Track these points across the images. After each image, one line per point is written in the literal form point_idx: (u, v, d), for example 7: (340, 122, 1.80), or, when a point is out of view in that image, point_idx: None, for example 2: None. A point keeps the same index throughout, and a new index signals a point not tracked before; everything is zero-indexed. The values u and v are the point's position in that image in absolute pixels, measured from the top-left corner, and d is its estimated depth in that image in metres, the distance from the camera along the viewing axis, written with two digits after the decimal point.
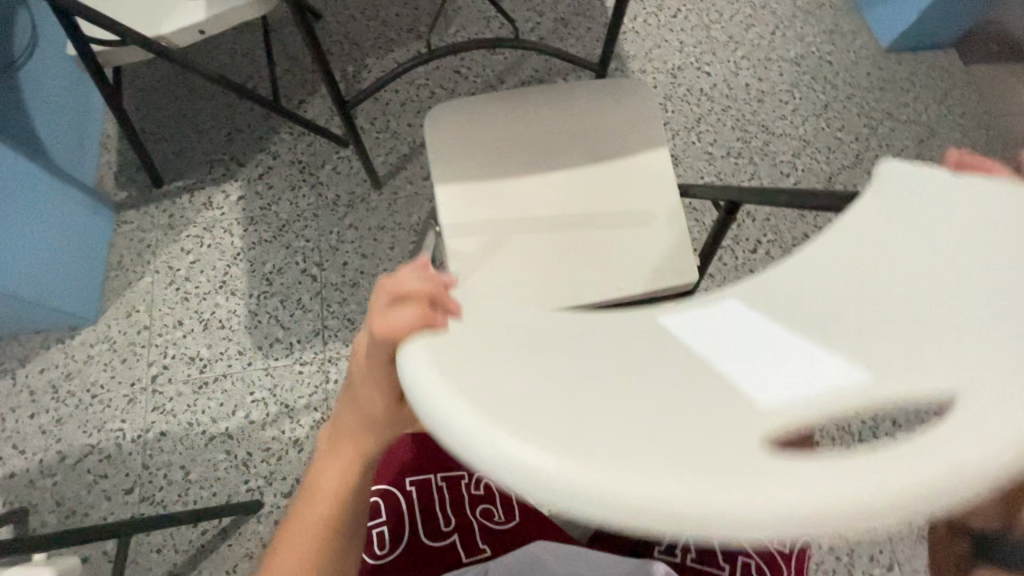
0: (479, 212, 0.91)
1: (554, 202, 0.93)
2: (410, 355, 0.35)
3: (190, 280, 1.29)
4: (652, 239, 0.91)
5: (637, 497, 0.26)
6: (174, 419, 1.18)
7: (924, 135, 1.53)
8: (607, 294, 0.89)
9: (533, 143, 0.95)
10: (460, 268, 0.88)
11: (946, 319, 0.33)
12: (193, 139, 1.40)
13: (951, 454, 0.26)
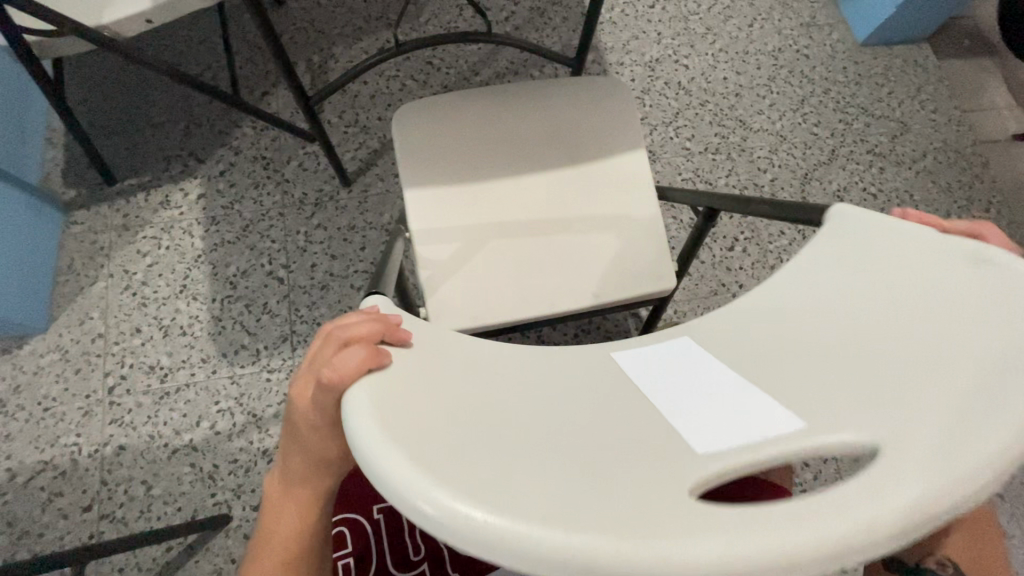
0: (450, 217, 0.87)
1: (530, 206, 0.89)
2: (350, 401, 0.35)
3: (147, 284, 1.22)
4: (629, 244, 0.89)
5: (551, 545, 0.27)
6: (134, 432, 1.13)
7: (897, 131, 1.54)
8: (583, 301, 0.87)
9: (506, 144, 0.92)
10: (430, 278, 0.85)
11: (885, 374, 0.35)
12: (147, 134, 1.32)
13: (877, 494, 0.27)
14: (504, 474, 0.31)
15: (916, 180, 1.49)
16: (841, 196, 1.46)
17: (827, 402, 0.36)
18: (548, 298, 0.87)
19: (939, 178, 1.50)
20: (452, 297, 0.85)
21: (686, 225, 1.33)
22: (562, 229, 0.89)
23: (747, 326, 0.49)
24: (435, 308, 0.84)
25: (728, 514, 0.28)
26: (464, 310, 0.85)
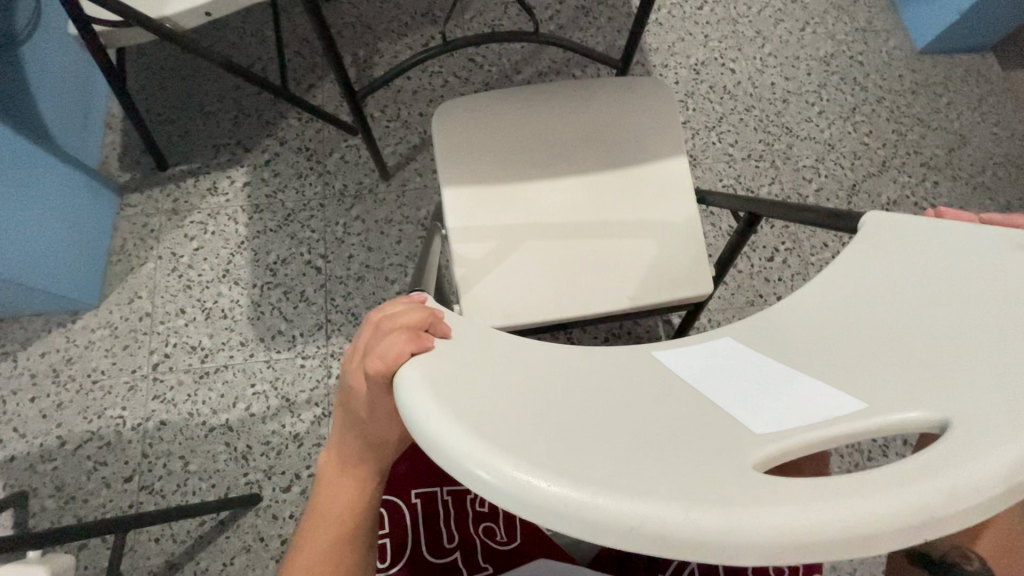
0: (487, 214, 0.88)
1: (568, 208, 0.89)
2: (406, 376, 0.35)
3: (193, 267, 1.27)
4: (665, 248, 0.88)
5: (614, 507, 0.26)
6: (174, 408, 1.17)
7: (955, 144, 1.47)
8: (615, 304, 0.86)
9: (544, 144, 0.91)
10: (465, 276, 0.85)
11: (950, 355, 0.34)
12: (199, 122, 1.37)
13: (950, 477, 0.26)
14: (563, 443, 0.30)
15: (973, 196, 1.43)
16: (890, 210, 1.41)
17: (889, 389, 0.34)
18: (580, 298, 0.86)
19: (998, 196, 1.43)
20: (485, 296, 0.85)
21: (725, 232, 1.30)
22: (599, 229, 0.88)
23: (792, 326, 0.47)
24: (468, 305, 0.85)
25: (796, 489, 0.27)
26: (498, 309, 0.85)
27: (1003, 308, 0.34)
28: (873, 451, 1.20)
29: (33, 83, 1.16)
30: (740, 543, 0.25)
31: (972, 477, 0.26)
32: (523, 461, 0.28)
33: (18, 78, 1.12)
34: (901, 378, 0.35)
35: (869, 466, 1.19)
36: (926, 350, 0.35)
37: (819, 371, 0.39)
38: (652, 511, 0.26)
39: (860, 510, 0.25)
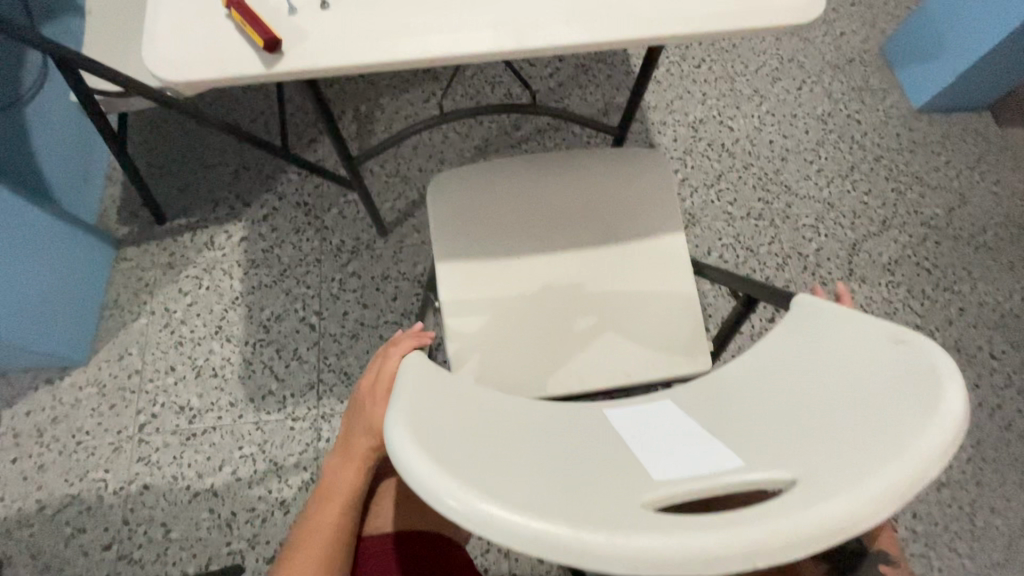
0: (481, 286, 0.87)
1: (562, 282, 0.88)
2: (390, 415, 0.44)
3: (186, 323, 1.26)
4: (660, 321, 0.86)
5: (531, 524, 0.35)
6: (159, 471, 1.14)
7: (955, 203, 1.47)
8: (612, 380, 0.84)
9: (538, 216, 0.91)
10: (456, 353, 0.83)
11: (815, 432, 0.44)
12: (199, 175, 1.38)
13: (780, 522, 0.34)
14: (504, 479, 0.39)
15: (975, 257, 1.41)
16: (892, 270, 1.39)
17: (769, 456, 0.43)
18: (575, 374, 0.84)
19: (1001, 256, 1.41)
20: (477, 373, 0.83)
21: (725, 293, 1.28)
22: (594, 300, 0.87)
23: (721, 399, 0.57)
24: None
25: (670, 522, 0.35)
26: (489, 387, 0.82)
27: (852, 393, 0.45)
28: None
29: (36, 142, 1.17)
30: (620, 559, 0.33)
31: (800, 524, 0.34)
32: (470, 487, 0.37)
33: (21, 138, 1.13)
34: (774, 450, 0.44)
35: None
36: (806, 425, 0.45)
37: (724, 438, 0.48)
38: (556, 526, 0.35)
39: (712, 540, 0.34)
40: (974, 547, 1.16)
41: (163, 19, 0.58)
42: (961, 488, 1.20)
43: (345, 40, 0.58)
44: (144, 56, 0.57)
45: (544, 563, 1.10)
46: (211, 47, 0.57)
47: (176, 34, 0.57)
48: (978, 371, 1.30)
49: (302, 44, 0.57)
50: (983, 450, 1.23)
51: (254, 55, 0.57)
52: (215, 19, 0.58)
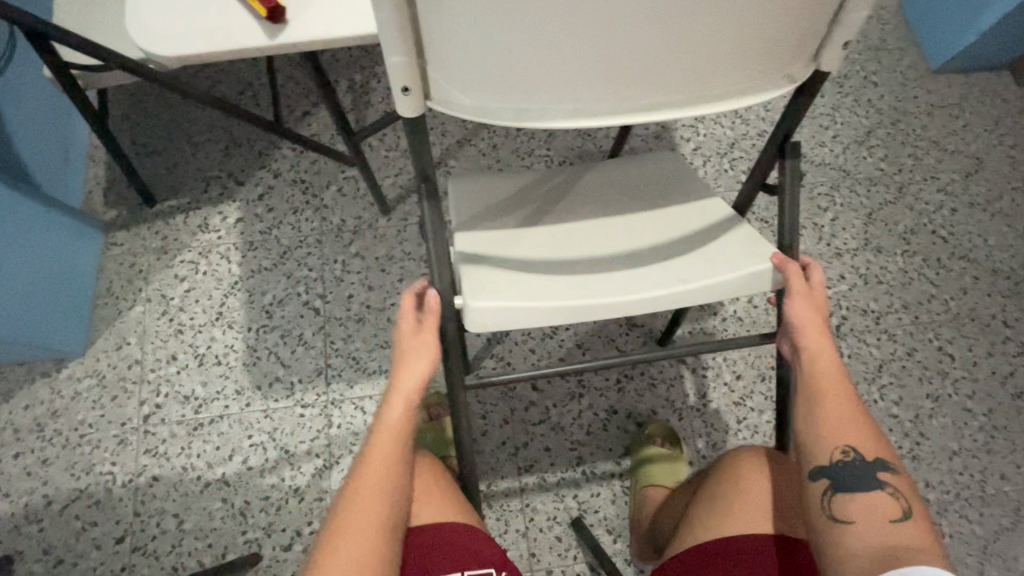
0: (504, 218, 0.78)
1: (601, 242, 0.74)
2: None
3: (184, 310, 1.21)
4: (710, 233, 0.74)
5: None
6: (168, 462, 1.11)
7: (972, 168, 1.43)
8: (669, 285, 0.67)
9: (569, 193, 0.81)
10: (470, 262, 0.71)
11: None
12: (187, 153, 1.31)
13: None
14: None
15: (990, 224, 1.38)
16: (908, 238, 1.37)
17: None
18: (618, 283, 0.68)
19: (1018, 222, 1.39)
20: (495, 281, 0.68)
21: None
22: (640, 218, 0.77)
23: None
24: (470, 285, 0.68)
25: None
26: (509, 290, 0.67)
27: None
28: None
29: (11, 124, 1.09)
30: None
31: None
32: None
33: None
34: None
35: None
36: None
37: None
38: None
39: None
40: (985, 513, 1.18)
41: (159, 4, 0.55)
42: (972, 455, 1.21)
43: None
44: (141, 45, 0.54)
45: (562, 542, 1.10)
46: (210, 29, 0.54)
47: (171, 18, 0.55)
48: (992, 339, 1.29)
49: (304, 10, 0.54)
50: (994, 419, 1.24)
51: (257, 28, 0.54)
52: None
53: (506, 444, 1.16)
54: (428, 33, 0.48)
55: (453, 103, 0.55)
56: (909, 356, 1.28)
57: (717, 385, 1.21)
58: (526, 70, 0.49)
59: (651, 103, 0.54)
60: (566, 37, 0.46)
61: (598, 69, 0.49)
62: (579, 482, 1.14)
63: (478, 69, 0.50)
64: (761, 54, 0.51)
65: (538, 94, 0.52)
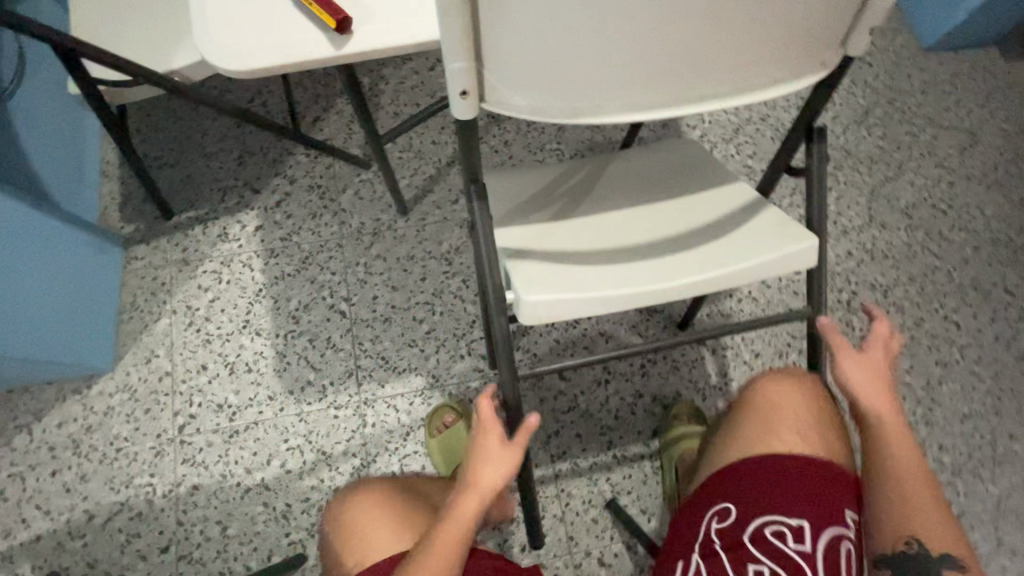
0: (539, 212, 0.80)
1: (637, 232, 0.76)
2: None
3: (210, 320, 1.22)
4: (738, 217, 0.76)
5: None
6: (206, 471, 1.13)
7: (967, 142, 1.48)
8: (706, 271, 0.69)
9: (597, 184, 0.83)
10: (515, 256, 0.73)
11: None
12: (201, 164, 1.31)
13: None
14: None
15: (987, 195, 1.44)
16: (910, 213, 1.41)
17: None
18: (657, 270, 0.70)
19: (1012, 192, 1.44)
20: (544, 275, 0.70)
21: None
22: (670, 206, 0.79)
23: None
24: (521, 279, 0.70)
25: None
26: (557, 283, 0.69)
27: None
28: None
29: (28, 143, 1.09)
30: None
31: None
32: None
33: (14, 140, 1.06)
34: None
35: None
36: None
37: None
38: None
39: None
40: (997, 472, 1.23)
41: (231, 28, 0.58)
42: (982, 418, 1.27)
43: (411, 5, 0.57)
44: (216, 69, 0.57)
45: (598, 524, 1.14)
46: (279, 44, 0.58)
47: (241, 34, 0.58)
48: (994, 306, 1.35)
49: (371, 19, 0.57)
50: (1001, 382, 1.29)
51: (324, 38, 0.57)
52: (283, 18, 0.59)
53: (538, 432, 1.19)
54: (490, 36, 0.50)
55: (508, 104, 0.56)
56: (917, 326, 1.33)
57: (737, 364, 1.25)
58: (584, 69, 0.51)
59: (699, 95, 0.56)
60: (624, 35, 0.48)
61: (651, 65, 0.51)
62: (611, 465, 1.17)
63: (538, 69, 0.52)
64: (804, 40, 0.53)
65: (594, 91, 0.54)
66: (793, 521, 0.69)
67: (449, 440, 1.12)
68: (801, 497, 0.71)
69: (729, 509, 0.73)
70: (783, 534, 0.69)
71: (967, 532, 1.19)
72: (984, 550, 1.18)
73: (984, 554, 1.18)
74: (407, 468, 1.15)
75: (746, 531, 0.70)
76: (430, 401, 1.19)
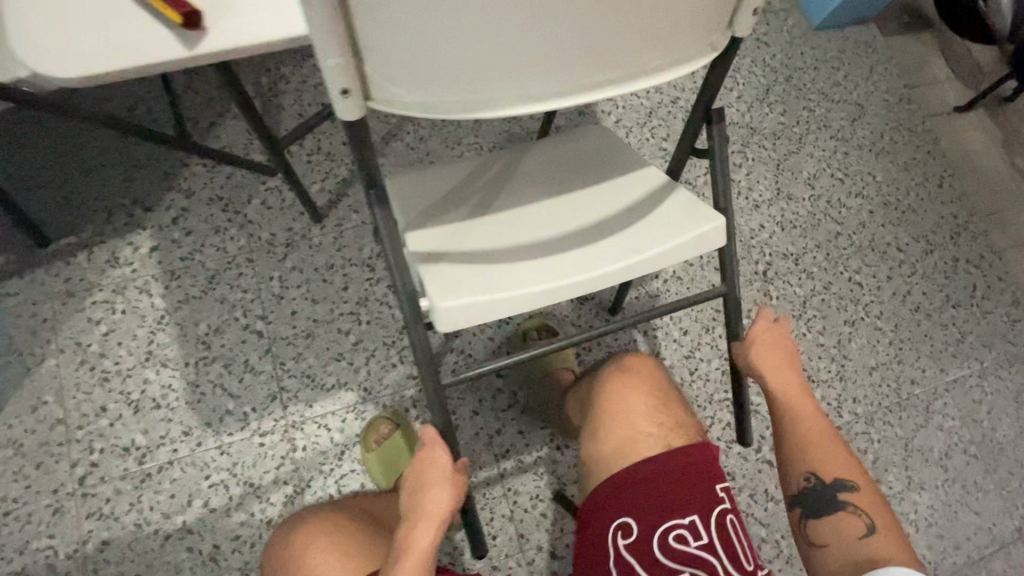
0: (455, 210, 0.77)
1: (552, 223, 0.74)
2: None
3: (106, 356, 1.10)
4: (649, 200, 0.76)
5: None
6: (117, 523, 1.02)
7: (856, 114, 1.59)
8: (620, 258, 0.68)
9: (511, 177, 0.81)
10: (430, 260, 0.70)
11: None
12: (79, 183, 1.18)
13: None
14: None
15: (877, 162, 1.55)
16: (812, 183, 1.50)
17: None
18: (574, 261, 0.69)
19: (898, 157, 1.56)
20: (461, 278, 0.67)
21: None
22: (583, 195, 0.78)
23: None
24: (436, 285, 0.66)
25: None
26: (474, 284, 0.66)
27: None
28: (829, 414, 1.33)
29: None
30: None
31: None
32: None
33: None
34: None
35: None
36: None
37: None
38: None
39: None
40: (903, 416, 1.34)
41: (60, 33, 0.53)
42: (887, 368, 1.37)
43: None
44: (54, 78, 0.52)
45: (548, 517, 1.13)
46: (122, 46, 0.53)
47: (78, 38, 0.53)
48: (890, 264, 1.46)
49: (223, 16, 0.54)
50: (901, 333, 1.41)
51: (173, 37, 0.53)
52: (121, 17, 0.54)
53: (480, 434, 1.17)
54: (366, 31, 0.46)
55: (396, 101, 0.52)
56: (827, 289, 1.41)
57: (668, 343, 1.28)
58: (472, 60, 0.48)
59: (594, 82, 0.54)
60: (508, 20, 0.46)
61: (541, 53, 0.49)
62: (555, 457, 1.17)
63: (424, 62, 0.48)
64: (691, 22, 0.53)
65: (487, 83, 0.51)
66: (687, 518, 0.71)
67: (384, 454, 1.08)
68: (678, 490, 0.74)
69: (630, 523, 0.72)
70: (684, 535, 0.70)
71: (882, 474, 1.30)
72: (897, 489, 1.29)
73: (897, 493, 1.29)
74: (345, 488, 1.09)
75: (650, 543, 0.70)
76: (364, 415, 1.13)
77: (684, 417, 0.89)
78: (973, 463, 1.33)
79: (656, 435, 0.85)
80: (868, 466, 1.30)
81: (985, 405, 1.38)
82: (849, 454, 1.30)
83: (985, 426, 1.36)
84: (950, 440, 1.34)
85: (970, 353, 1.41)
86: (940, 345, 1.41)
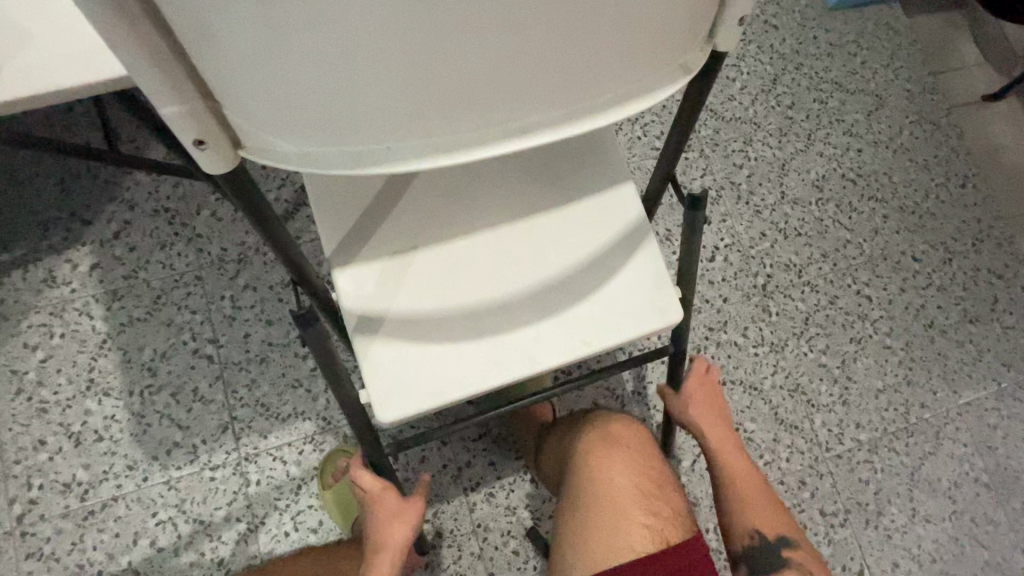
0: (390, 237, 0.65)
1: (501, 281, 0.64)
2: None
3: (45, 384, 1.02)
4: (614, 255, 0.65)
5: None
6: (58, 564, 0.96)
7: (873, 106, 1.44)
8: (567, 353, 0.62)
9: (464, 181, 0.66)
10: (362, 329, 0.62)
11: None
12: (13, 196, 1.09)
13: None
14: None
15: (894, 160, 1.41)
16: (820, 185, 1.37)
17: None
18: (519, 349, 0.63)
19: (918, 155, 1.42)
20: (395, 364, 0.61)
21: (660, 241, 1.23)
22: (544, 237, 0.65)
23: None
24: (373, 379, 0.61)
25: None
26: (411, 381, 0.61)
27: None
28: (830, 440, 1.23)
29: None
30: None
31: None
32: None
33: None
34: None
35: (826, 457, 1.22)
36: None
37: None
38: None
39: None
40: (910, 443, 1.24)
41: None
42: (895, 390, 1.27)
43: (75, 24, 0.48)
44: None
45: (519, 555, 1.05)
46: None
47: None
48: (903, 276, 1.34)
49: (33, 44, 0.47)
50: (912, 351, 1.29)
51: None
52: None
53: (448, 466, 1.09)
54: (206, 71, 0.35)
55: (273, 152, 0.42)
56: (832, 304, 1.30)
57: (655, 366, 1.18)
58: (355, 103, 0.38)
59: (523, 124, 0.43)
60: (391, 66, 0.35)
61: (443, 96, 0.38)
62: (528, 490, 1.09)
63: (293, 106, 0.37)
64: (645, 48, 0.41)
65: (380, 130, 0.40)
66: None
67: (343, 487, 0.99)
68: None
69: None
70: None
71: (884, 507, 1.20)
72: (900, 523, 1.20)
73: (900, 527, 1.19)
74: (302, 526, 1.02)
75: None
76: (322, 447, 1.05)
77: (675, 500, 0.81)
78: (985, 494, 1.23)
79: (646, 526, 0.76)
80: (869, 497, 1.20)
81: (1001, 431, 1.27)
82: (850, 484, 1.21)
83: (1000, 454, 1.26)
84: (961, 469, 1.24)
85: (988, 374, 1.30)
86: (955, 365, 1.29)
